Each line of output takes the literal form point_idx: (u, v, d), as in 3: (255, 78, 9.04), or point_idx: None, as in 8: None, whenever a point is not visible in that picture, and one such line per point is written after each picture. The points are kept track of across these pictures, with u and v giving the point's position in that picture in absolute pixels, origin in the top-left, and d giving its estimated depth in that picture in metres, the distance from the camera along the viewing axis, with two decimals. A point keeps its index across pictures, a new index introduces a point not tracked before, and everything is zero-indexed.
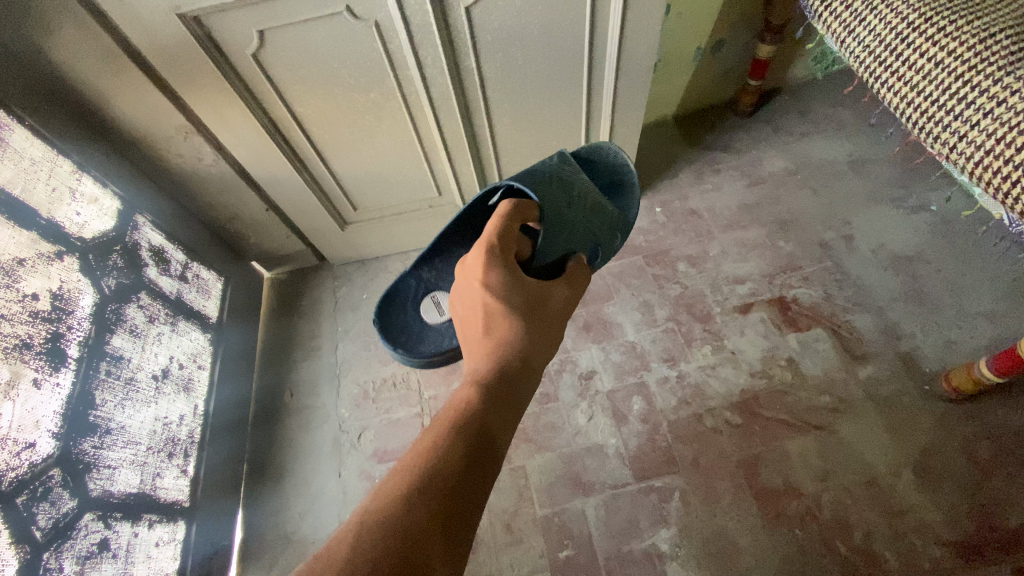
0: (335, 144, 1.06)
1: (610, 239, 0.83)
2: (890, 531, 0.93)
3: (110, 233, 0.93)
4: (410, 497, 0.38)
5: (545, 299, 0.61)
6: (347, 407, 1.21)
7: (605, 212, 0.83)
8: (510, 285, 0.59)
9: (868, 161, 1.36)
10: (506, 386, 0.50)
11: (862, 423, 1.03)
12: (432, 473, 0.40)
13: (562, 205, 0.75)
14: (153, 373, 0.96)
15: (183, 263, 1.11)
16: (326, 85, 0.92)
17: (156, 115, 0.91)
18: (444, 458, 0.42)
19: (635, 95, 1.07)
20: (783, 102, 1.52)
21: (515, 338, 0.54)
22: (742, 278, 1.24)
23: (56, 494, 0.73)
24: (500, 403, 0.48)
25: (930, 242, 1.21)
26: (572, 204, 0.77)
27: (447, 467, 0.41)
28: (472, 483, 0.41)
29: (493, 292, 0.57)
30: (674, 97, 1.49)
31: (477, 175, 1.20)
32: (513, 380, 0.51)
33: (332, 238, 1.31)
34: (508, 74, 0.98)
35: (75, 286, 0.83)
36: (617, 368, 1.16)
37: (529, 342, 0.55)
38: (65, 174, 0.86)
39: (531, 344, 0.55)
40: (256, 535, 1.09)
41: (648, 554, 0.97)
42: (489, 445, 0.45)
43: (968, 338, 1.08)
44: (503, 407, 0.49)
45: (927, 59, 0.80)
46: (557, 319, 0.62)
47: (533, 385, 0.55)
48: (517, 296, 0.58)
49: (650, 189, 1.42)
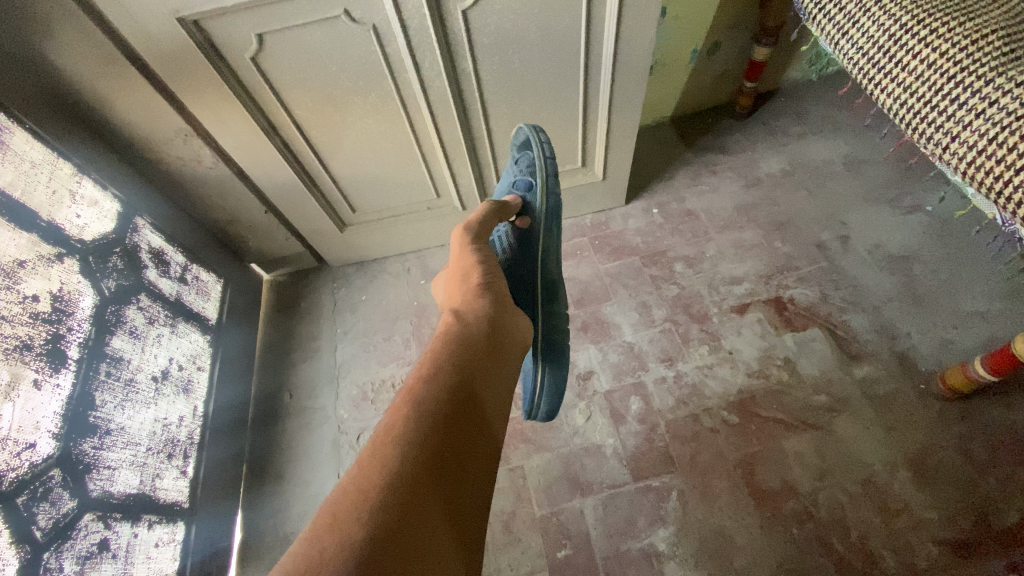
0: (333, 147, 1.07)
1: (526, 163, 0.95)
2: (887, 529, 0.94)
3: (110, 235, 0.93)
4: (394, 463, 0.42)
5: (466, 260, 0.71)
6: (346, 409, 1.21)
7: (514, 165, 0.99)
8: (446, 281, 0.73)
9: (863, 162, 1.37)
10: (462, 344, 0.56)
11: (858, 422, 1.04)
12: (404, 430, 0.45)
13: None
14: (153, 374, 0.97)
15: (183, 264, 1.12)
16: (324, 88, 0.93)
17: (157, 117, 0.92)
18: (410, 421, 0.46)
19: (633, 96, 1.07)
20: (780, 103, 1.53)
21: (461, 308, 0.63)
22: (739, 278, 1.24)
23: (57, 494, 0.73)
24: (450, 357, 0.54)
25: (926, 242, 1.22)
26: None
27: (417, 423, 0.46)
28: (438, 427, 0.46)
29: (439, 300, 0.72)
30: (671, 99, 1.50)
31: (476, 176, 1.21)
32: (466, 338, 0.58)
33: (331, 239, 1.32)
34: (505, 77, 0.99)
35: (75, 288, 0.84)
36: (615, 368, 1.17)
37: (474, 306, 0.63)
38: (65, 177, 0.86)
39: (475, 308, 0.63)
40: (255, 536, 1.08)
41: (646, 553, 0.97)
42: (452, 395, 0.50)
43: (963, 338, 1.09)
44: (456, 359, 0.54)
45: (920, 60, 0.81)
46: (484, 266, 0.70)
47: (492, 335, 0.60)
48: (451, 283, 0.70)
49: (647, 191, 1.43)
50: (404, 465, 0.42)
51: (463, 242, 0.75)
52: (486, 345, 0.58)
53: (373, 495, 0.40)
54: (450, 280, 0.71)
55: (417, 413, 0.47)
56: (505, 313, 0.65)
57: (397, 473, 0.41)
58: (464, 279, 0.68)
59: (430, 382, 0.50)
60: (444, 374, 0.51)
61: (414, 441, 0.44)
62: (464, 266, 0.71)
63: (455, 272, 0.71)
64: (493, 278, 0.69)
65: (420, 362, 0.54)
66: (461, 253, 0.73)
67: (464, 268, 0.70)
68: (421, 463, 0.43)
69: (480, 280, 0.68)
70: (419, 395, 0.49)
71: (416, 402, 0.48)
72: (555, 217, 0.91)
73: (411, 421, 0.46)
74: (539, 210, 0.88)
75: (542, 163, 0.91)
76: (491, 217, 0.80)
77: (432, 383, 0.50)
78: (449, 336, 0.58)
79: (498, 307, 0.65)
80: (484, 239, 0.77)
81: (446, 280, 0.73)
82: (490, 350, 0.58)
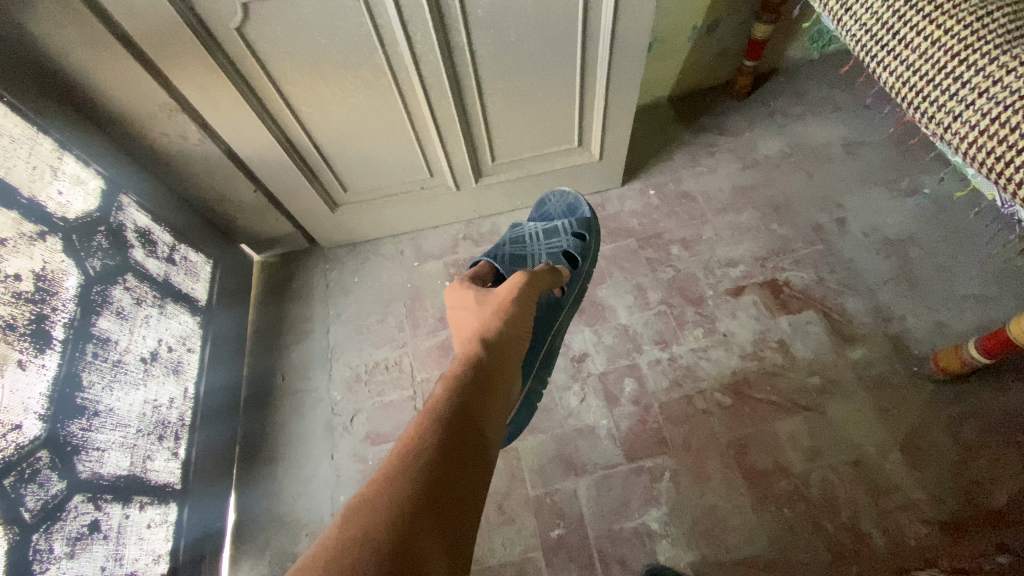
0: (324, 124, 1.04)
1: (572, 234, 1.05)
2: (877, 509, 0.95)
3: (95, 213, 0.91)
4: (412, 473, 0.47)
5: (507, 296, 0.77)
6: (339, 391, 1.21)
7: (565, 230, 1.06)
8: (478, 305, 0.78)
9: (862, 144, 1.36)
10: (484, 378, 0.62)
11: (851, 404, 1.04)
12: (425, 447, 0.49)
13: (522, 249, 1.03)
14: (142, 356, 0.95)
15: (171, 245, 1.09)
16: (313, 62, 0.90)
17: (141, 91, 0.89)
18: (426, 449, 0.49)
19: (631, 74, 1.04)
20: (779, 83, 1.51)
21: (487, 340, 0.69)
22: (735, 261, 1.23)
23: (45, 475, 0.72)
24: (469, 394, 0.58)
25: (923, 225, 1.22)
26: (529, 250, 1.03)
27: (436, 442, 0.50)
28: (455, 450, 0.51)
29: (467, 322, 0.77)
30: (669, 79, 1.47)
31: (469, 156, 1.18)
32: (488, 374, 0.63)
33: (322, 219, 1.29)
34: (500, 52, 0.96)
35: (59, 267, 0.82)
36: (610, 350, 1.17)
37: (499, 344, 0.69)
38: (46, 153, 0.84)
39: (499, 345, 0.68)
40: (249, 517, 1.08)
41: (638, 532, 0.98)
42: (467, 432, 0.54)
43: (957, 321, 1.09)
44: (476, 398, 0.58)
45: (923, 37, 0.79)
46: (522, 311, 0.76)
47: (507, 380, 0.66)
48: (485, 311, 0.75)
49: (644, 172, 1.41)
50: (420, 476, 0.47)
51: (517, 280, 0.80)
52: (500, 387, 0.63)
53: (392, 499, 0.44)
54: (484, 308, 0.76)
55: (437, 440, 0.51)
56: (516, 364, 0.70)
57: (413, 484, 0.46)
58: (500, 314, 0.74)
59: (451, 415, 0.54)
60: (465, 404, 0.56)
61: (431, 459, 0.49)
62: (502, 300, 0.76)
63: (492, 304, 0.76)
64: (523, 325, 0.74)
65: (445, 385, 0.59)
66: (507, 288, 0.78)
67: (500, 303, 0.76)
68: (434, 477, 0.47)
69: (511, 322, 0.73)
70: (438, 426, 0.53)
71: (435, 430, 0.52)
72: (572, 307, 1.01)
73: (427, 447, 0.49)
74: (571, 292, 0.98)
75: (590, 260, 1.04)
76: (547, 276, 0.87)
77: (454, 417, 0.54)
78: (475, 371, 0.62)
79: (515, 352, 0.70)
80: (534, 288, 0.81)
81: (484, 305, 0.77)
82: (503, 393, 0.63)
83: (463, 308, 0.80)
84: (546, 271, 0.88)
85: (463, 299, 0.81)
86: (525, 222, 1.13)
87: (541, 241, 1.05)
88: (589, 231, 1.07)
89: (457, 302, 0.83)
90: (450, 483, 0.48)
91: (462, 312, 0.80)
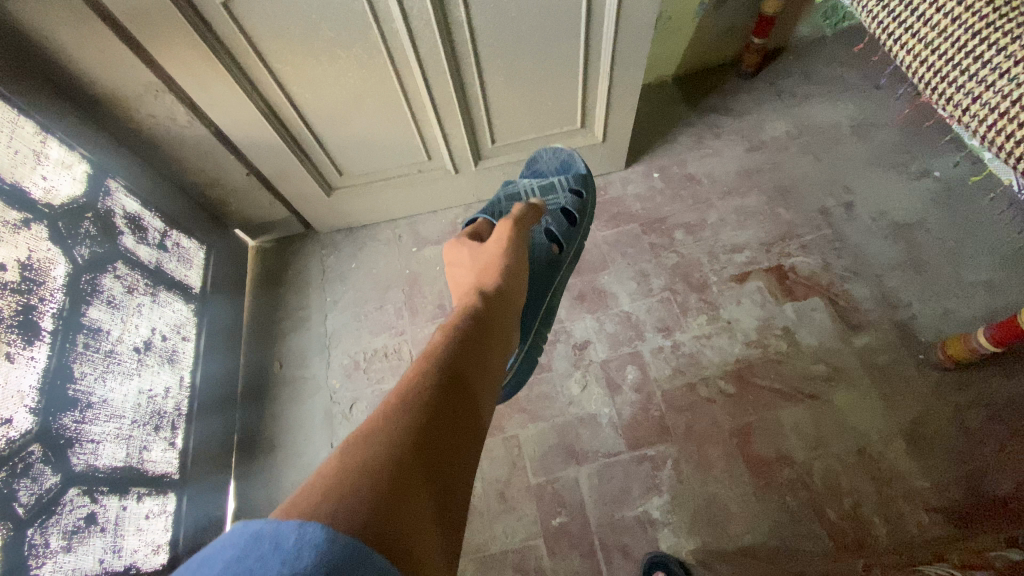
0: (318, 105, 1.01)
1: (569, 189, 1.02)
2: (879, 497, 0.95)
3: (81, 199, 0.88)
4: (413, 406, 0.46)
5: (502, 251, 0.76)
6: (337, 378, 1.19)
7: (563, 186, 1.02)
8: (472, 261, 0.77)
9: (871, 125, 1.32)
10: (480, 327, 0.61)
11: (855, 392, 1.03)
12: (424, 385, 0.49)
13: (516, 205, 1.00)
14: (135, 345, 0.93)
15: (162, 230, 1.06)
16: (305, 40, 0.86)
17: (124, 70, 0.85)
18: (425, 388, 0.49)
19: (636, 53, 1.00)
20: (787, 61, 1.46)
21: (482, 292, 0.68)
22: (740, 246, 1.21)
23: (38, 470, 0.71)
24: (466, 341, 0.58)
25: (932, 209, 1.19)
26: None
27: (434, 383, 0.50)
28: (453, 391, 0.50)
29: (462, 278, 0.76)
30: (674, 57, 1.42)
31: (469, 138, 1.15)
32: (484, 324, 0.62)
33: (317, 203, 1.26)
34: (501, 29, 0.92)
35: (46, 256, 0.79)
36: (612, 337, 1.15)
37: (495, 297, 0.68)
38: (29, 136, 0.80)
39: (495, 299, 0.68)
40: (249, 506, 1.08)
41: (640, 520, 0.98)
42: (463, 376, 0.53)
43: (964, 308, 1.07)
44: (473, 345, 0.58)
45: (944, 14, 0.76)
46: (518, 268, 0.75)
47: (502, 333, 0.65)
48: (480, 266, 0.75)
49: (648, 154, 1.37)
50: (421, 411, 0.46)
51: (513, 235, 0.79)
52: (495, 338, 0.63)
53: (393, 429, 0.43)
54: (479, 264, 0.76)
55: (435, 381, 0.50)
56: (512, 319, 0.70)
57: (413, 416, 0.45)
58: (496, 269, 0.73)
59: (449, 359, 0.54)
60: (462, 349, 0.56)
61: (431, 396, 0.48)
62: (497, 255, 0.75)
63: (486, 260, 0.76)
64: (519, 280, 0.74)
65: (442, 332, 0.59)
66: (502, 243, 0.78)
67: (494, 258, 0.75)
68: (433, 413, 0.46)
69: (508, 277, 0.72)
70: (436, 368, 0.52)
71: (433, 372, 0.51)
72: (570, 266, 0.99)
73: (427, 387, 0.49)
74: (569, 249, 0.96)
75: (588, 216, 1.01)
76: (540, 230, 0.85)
77: (452, 361, 0.54)
78: (471, 321, 0.62)
79: (510, 307, 0.70)
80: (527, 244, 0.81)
81: (479, 261, 0.76)
82: (498, 343, 0.63)
83: (458, 265, 0.80)
84: (537, 220, 0.88)
85: (458, 256, 0.81)
86: (520, 179, 1.08)
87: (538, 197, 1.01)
88: (586, 186, 1.04)
89: (451, 259, 0.82)
90: (449, 421, 0.47)
91: (455, 269, 0.79)
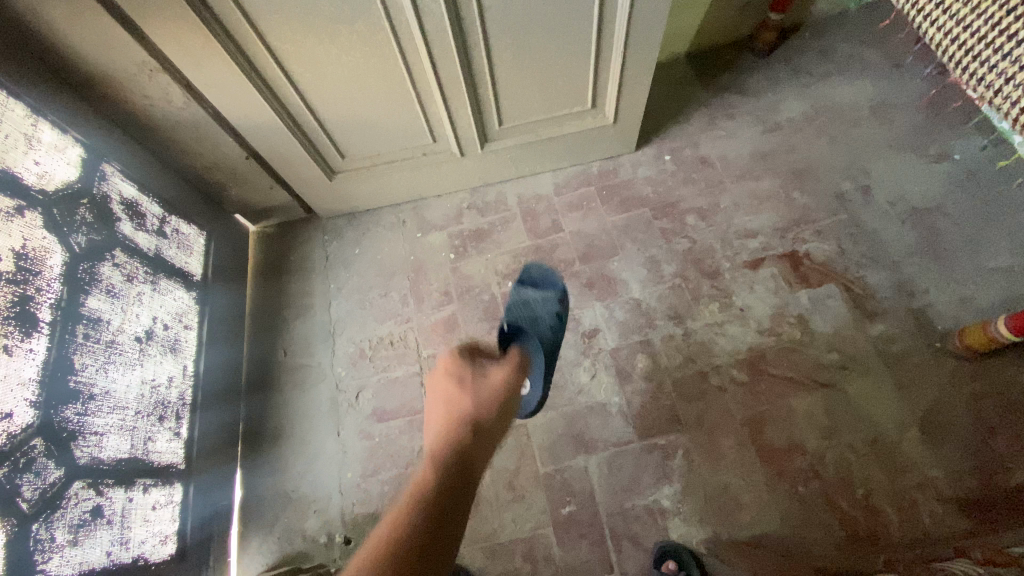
0: (319, 86, 0.97)
1: (557, 293, 1.03)
2: (893, 487, 0.94)
3: (76, 184, 0.85)
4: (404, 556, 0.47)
5: (502, 380, 0.77)
6: (343, 366, 1.18)
7: (555, 295, 1.03)
8: (471, 373, 0.78)
9: (890, 106, 1.28)
10: (468, 464, 0.62)
11: (869, 380, 1.02)
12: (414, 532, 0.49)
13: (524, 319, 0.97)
14: (136, 335, 0.91)
15: (160, 217, 1.03)
16: (305, 16, 0.82)
17: (116, 48, 0.82)
18: (421, 526, 0.50)
19: (651, 30, 0.96)
20: (804, 39, 1.41)
21: (479, 420, 0.69)
22: (754, 232, 1.18)
23: (41, 464, 0.69)
24: (458, 478, 0.58)
25: (951, 194, 1.16)
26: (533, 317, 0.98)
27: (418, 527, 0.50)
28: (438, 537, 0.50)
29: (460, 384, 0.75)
30: (687, 34, 1.37)
31: (476, 120, 1.11)
32: (474, 461, 0.63)
33: (319, 187, 1.23)
34: (511, 5, 0.87)
35: (41, 244, 0.76)
36: (622, 326, 1.13)
37: (490, 429, 0.69)
38: (19, 119, 0.77)
39: (488, 431, 0.69)
40: (256, 495, 1.07)
41: (651, 510, 0.98)
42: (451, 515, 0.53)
43: (982, 296, 1.05)
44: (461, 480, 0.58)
45: None
46: (513, 397, 0.76)
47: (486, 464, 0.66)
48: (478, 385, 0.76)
49: (659, 136, 1.33)
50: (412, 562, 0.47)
51: (516, 370, 0.81)
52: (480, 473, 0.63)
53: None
54: (478, 381, 0.76)
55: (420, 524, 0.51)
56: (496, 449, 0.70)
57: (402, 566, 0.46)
58: (495, 397, 0.74)
59: (443, 495, 0.55)
60: (450, 486, 0.57)
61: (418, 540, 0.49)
62: (495, 381, 0.77)
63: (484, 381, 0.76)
64: (514, 412, 0.76)
65: (432, 465, 0.60)
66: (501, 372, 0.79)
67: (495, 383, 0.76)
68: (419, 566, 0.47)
69: (504, 407, 0.73)
70: (426, 506, 0.53)
71: (420, 512, 0.52)
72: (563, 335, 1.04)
73: (414, 529, 0.50)
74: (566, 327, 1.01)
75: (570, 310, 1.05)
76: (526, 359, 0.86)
77: (444, 497, 0.55)
78: (461, 456, 0.62)
79: (499, 435, 0.70)
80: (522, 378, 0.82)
81: (479, 380, 0.77)
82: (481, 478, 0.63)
83: (445, 369, 0.79)
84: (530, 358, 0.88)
85: (454, 359, 0.81)
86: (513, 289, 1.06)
87: (537, 308, 1.00)
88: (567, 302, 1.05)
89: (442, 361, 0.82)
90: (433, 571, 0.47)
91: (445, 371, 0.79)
